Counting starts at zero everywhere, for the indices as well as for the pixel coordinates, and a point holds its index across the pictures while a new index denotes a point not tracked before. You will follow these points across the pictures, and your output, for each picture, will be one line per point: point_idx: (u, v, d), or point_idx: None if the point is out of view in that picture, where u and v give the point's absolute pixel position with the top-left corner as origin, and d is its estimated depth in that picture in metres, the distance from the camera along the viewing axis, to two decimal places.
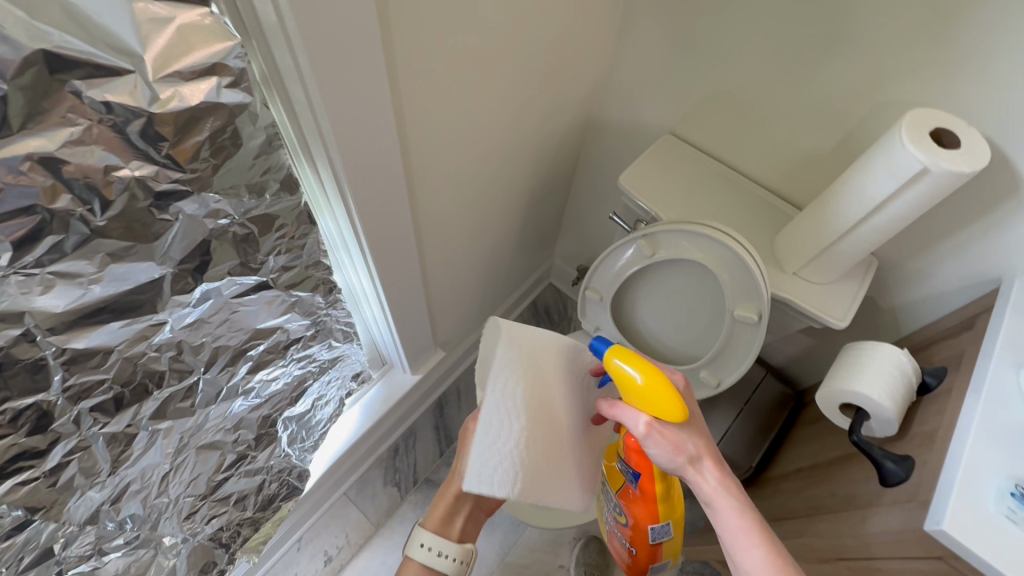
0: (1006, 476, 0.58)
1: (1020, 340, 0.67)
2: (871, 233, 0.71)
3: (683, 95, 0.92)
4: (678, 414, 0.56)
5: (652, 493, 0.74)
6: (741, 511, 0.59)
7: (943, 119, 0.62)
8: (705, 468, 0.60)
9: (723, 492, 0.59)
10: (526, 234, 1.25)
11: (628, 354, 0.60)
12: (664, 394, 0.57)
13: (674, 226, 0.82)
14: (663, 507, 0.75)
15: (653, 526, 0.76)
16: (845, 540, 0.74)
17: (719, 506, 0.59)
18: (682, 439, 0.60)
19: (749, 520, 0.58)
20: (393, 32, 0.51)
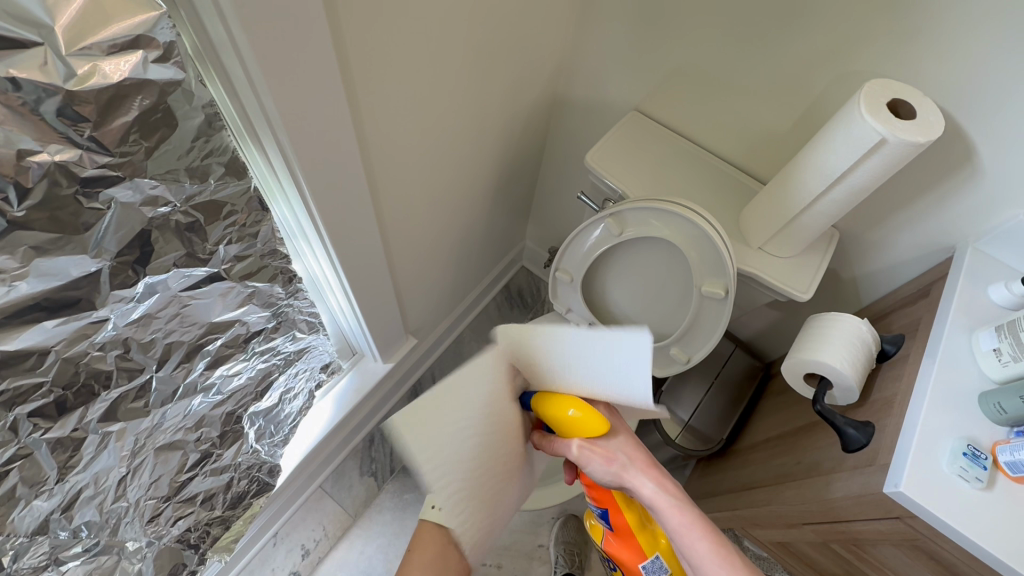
0: (958, 437, 0.60)
1: (971, 306, 0.70)
2: (832, 206, 0.72)
3: (648, 72, 0.91)
4: (603, 427, 0.58)
5: (625, 526, 0.75)
6: (681, 507, 0.61)
7: (898, 91, 0.63)
8: (639, 473, 0.62)
9: (660, 490, 0.61)
10: (495, 217, 1.23)
11: (552, 394, 0.60)
12: (590, 422, 0.58)
13: (640, 204, 0.81)
14: (644, 541, 0.76)
15: (644, 563, 0.77)
16: (811, 505, 0.77)
17: (659, 508, 0.61)
18: (612, 450, 0.61)
19: (688, 515, 0.61)
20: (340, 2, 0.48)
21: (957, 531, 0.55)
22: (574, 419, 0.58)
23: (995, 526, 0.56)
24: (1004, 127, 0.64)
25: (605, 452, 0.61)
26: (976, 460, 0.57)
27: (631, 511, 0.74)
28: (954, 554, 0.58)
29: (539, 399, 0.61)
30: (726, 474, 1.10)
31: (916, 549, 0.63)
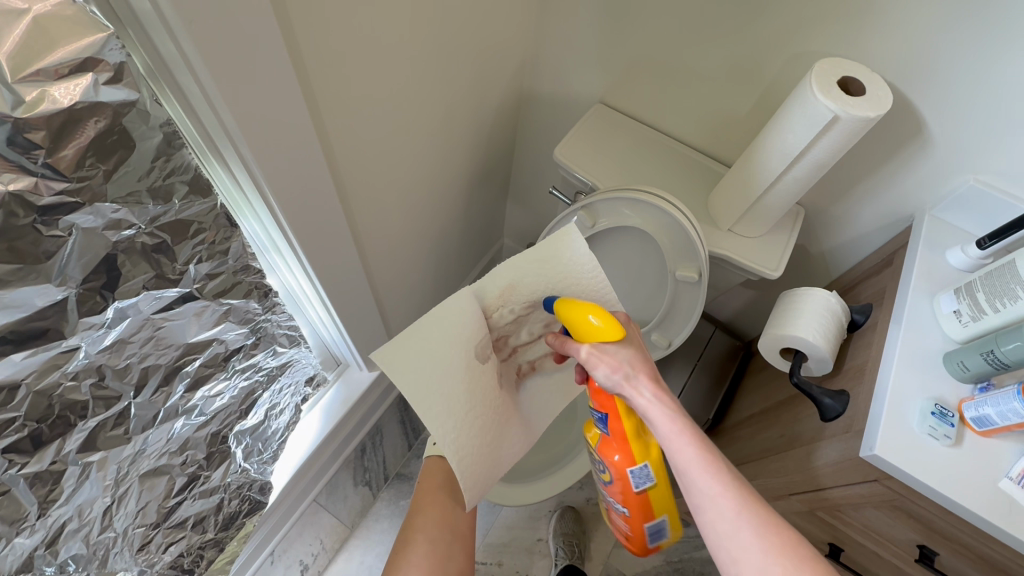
0: (927, 398, 0.62)
1: (931, 271, 0.73)
2: (793, 184, 0.74)
3: (609, 65, 0.93)
4: (617, 333, 0.56)
5: (622, 432, 0.65)
6: (674, 418, 0.55)
7: (846, 69, 0.65)
8: (640, 383, 0.57)
9: (658, 404, 0.56)
10: (471, 218, 1.24)
11: (574, 302, 0.59)
12: (605, 325, 0.56)
13: (610, 195, 0.83)
14: (637, 446, 0.65)
15: (631, 470, 0.66)
16: (795, 475, 0.79)
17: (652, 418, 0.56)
18: (617, 358, 0.57)
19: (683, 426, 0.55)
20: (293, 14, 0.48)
21: (931, 487, 0.58)
22: (591, 323, 0.57)
23: (967, 479, 0.58)
24: (948, 97, 0.67)
25: (611, 360, 0.57)
26: (943, 418, 0.60)
27: (630, 416, 0.65)
28: (930, 510, 0.61)
29: (558, 306, 0.61)
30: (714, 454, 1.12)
31: (896, 509, 0.65)
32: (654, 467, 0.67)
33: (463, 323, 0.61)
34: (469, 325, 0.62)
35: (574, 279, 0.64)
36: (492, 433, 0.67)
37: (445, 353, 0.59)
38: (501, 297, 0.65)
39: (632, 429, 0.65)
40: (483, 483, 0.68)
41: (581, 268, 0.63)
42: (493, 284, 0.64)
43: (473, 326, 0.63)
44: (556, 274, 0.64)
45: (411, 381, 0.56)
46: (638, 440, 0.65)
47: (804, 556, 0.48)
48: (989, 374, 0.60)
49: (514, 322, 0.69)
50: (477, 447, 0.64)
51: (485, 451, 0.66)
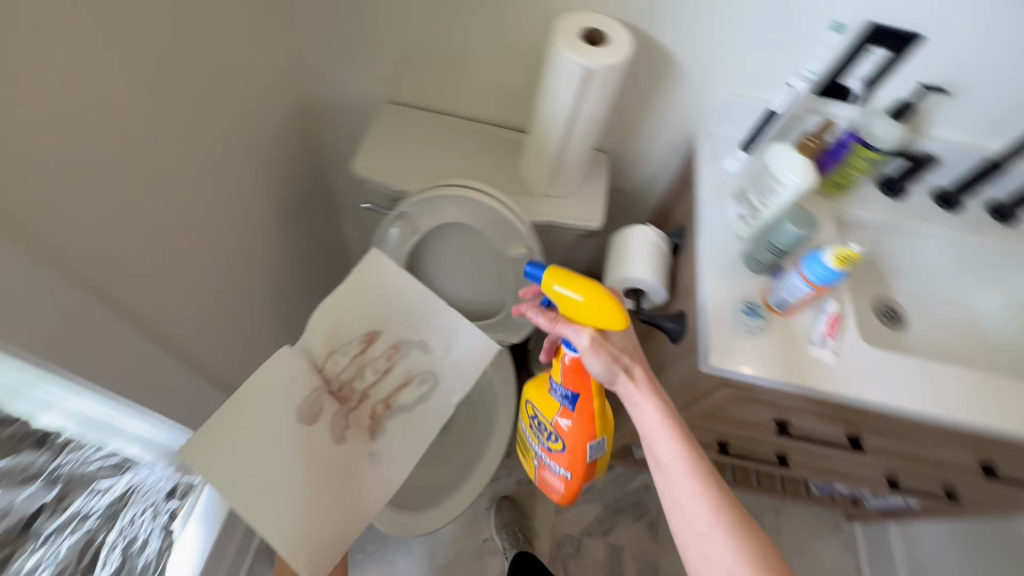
0: (739, 299, 0.69)
1: (716, 183, 0.80)
2: (580, 139, 0.76)
3: (380, 62, 0.88)
4: (621, 322, 0.54)
5: (592, 411, 0.63)
6: (665, 414, 0.55)
7: (589, 22, 0.67)
8: (636, 375, 0.57)
9: (650, 399, 0.56)
10: (302, 254, 1.14)
11: (568, 274, 0.57)
12: (610, 312, 0.54)
13: (419, 197, 0.79)
14: (603, 423, 0.64)
15: (591, 443, 0.64)
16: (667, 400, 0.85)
17: (644, 416, 0.56)
18: (615, 347, 0.56)
19: (671, 425, 0.55)
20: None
21: (761, 376, 0.65)
22: (583, 303, 0.55)
23: (786, 358, 0.66)
24: (686, 26, 0.72)
25: (603, 342, 0.56)
26: (752, 313, 0.68)
27: (602, 397, 0.64)
28: (771, 393, 0.68)
29: (549, 277, 0.58)
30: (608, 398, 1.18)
31: (749, 400, 0.72)
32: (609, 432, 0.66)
33: (288, 377, 0.63)
34: (297, 374, 0.64)
35: (399, 299, 0.71)
36: (323, 490, 0.61)
37: (244, 414, 0.59)
38: (331, 340, 0.68)
39: (596, 398, 0.63)
40: (324, 552, 0.60)
41: (404, 288, 0.71)
42: (316, 334, 0.67)
43: (297, 381, 0.63)
44: (377, 301, 0.70)
45: (218, 443, 0.57)
46: (602, 410, 0.64)
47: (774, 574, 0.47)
48: (776, 262, 0.68)
49: (352, 367, 0.69)
50: (297, 504, 0.59)
51: (311, 508, 0.60)
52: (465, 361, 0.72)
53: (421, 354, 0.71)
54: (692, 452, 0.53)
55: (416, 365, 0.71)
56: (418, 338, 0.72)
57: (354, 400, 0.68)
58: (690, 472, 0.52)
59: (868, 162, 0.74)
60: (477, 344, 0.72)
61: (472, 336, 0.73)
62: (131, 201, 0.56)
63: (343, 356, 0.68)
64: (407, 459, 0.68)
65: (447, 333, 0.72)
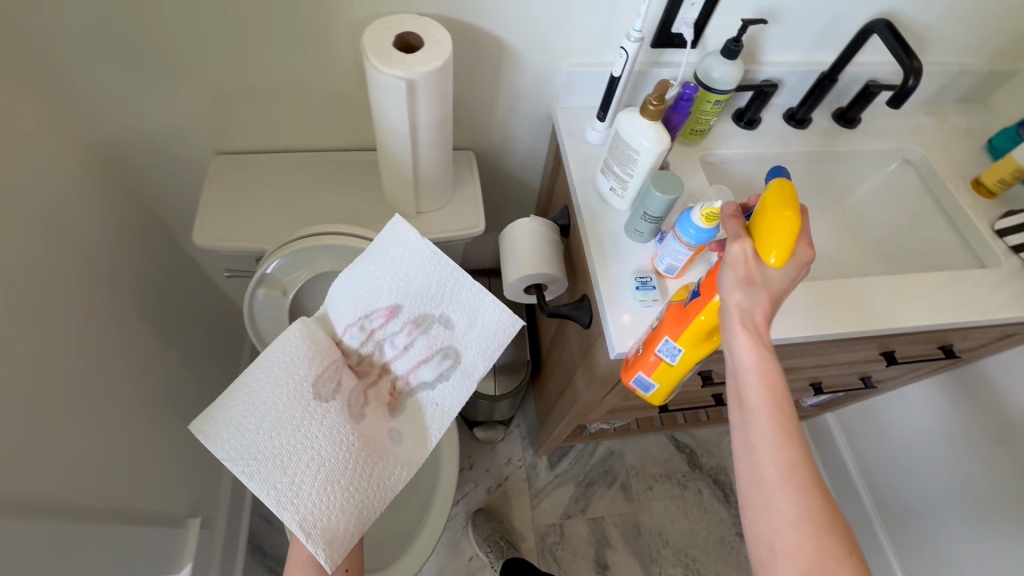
0: (631, 275, 0.67)
1: (583, 159, 0.77)
2: (431, 150, 0.70)
3: (190, 115, 0.77)
4: (779, 250, 0.46)
5: (684, 317, 0.55)
6: (770, 364, 0.47)
7: (397, 26, 0.61)
8: (748, 317, 0.48)
9: (755, 345, 0.48)
10: (181, 339, 1.02)
11: (784, 194, 0.48)
12: (780, 229, 0.46)
13: (277, 255, 0.71)
14: (687, 334, 0.54)
15: (664, 339, 0.56)
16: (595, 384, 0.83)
17: (741, 360, 0.48)
18: (759, 280, 0.48)
19: (771, 381, 0.47)
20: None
21: None
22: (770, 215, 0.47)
23: None
24: (507, 9, 0.67)
25: (750, 264, 0.48)
26: (646, 287, 0.66)
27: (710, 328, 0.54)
28: None
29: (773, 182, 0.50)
30: (548, 387, 1.16)
31: None
32: (696, 354, 0.56)
33: (311, 351, 0.62)
34: (309, 359, 0.62)
35: (407, 270, 0.62)
36: (347, 461, 0.60)
37: (268, 394, 0.60)
38: (351, 315, 0.64)
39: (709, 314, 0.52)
40: (347, 527, 0.59)
41: (414, 252, 0.62)
42: (339, 311, 0.65)
43: (314, 354, 0.62)
44: (395, 272, 0.62)
45: (241, 420, 0.59)
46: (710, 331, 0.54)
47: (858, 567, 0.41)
48: (657, 227, 0.67)
49: (371, 343, 0.65)
50: (313, 479, 0.58)
51: (329, 482, 0.59)
52: (482, 327, 0.63)
53: (444, 329, 0.63)
54: (785, 407, 0.46)
55: (439, 342, 0.64)
56: (440, 312, 0.63)
57: (372, 376, 0.65)
58: (773, 429, 0.46)
59: (716, 105, 0.72)
60: (497, 318, 0.63)
61: (495, 309, 0.63)
62: None
63: (354, 337, 0.65)
64: (430, 435, 0.64)
65: (468, 297, 0.63)
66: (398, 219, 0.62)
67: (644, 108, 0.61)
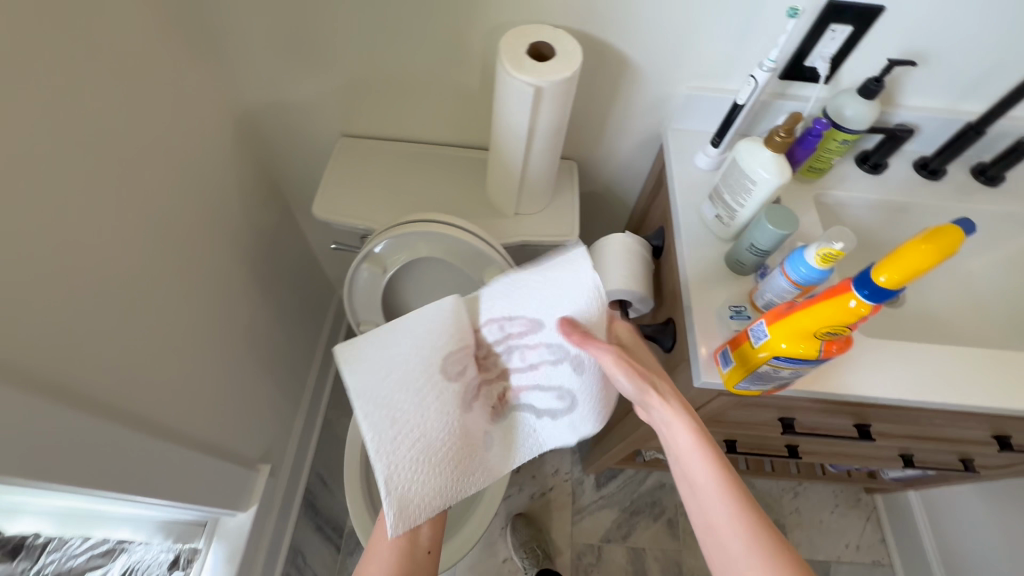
0: (725, 303, 0.65)
1: (690, 182, 0.77)
2: (541, 156, 0.73)
3: (328, 99, 0.85)
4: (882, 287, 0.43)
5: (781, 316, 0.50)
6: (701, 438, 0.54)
7: (532, 36, 0.64)
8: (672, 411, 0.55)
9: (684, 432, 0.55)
10: (280, 299, 1.12)
11: (926, 240, 0.41)
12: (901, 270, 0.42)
13: (385, 235, 0.76)
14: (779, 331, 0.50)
15: (754, 327, 0.52)
16: None
17: (682, 446, 0.55)
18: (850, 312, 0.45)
19: (710, 456, 0.53)
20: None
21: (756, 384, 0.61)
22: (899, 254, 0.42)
23: None
24: (639, 26, 0.68)
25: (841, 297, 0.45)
26: (741, 317, 0.64)
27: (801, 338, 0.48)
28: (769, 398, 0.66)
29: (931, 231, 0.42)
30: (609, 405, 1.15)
31: (745, 405, 0.69)
32: (791, 353, 0.49)
33: (456, 331, 0.63)
34: (448, 342, 0.62)
35: (565, 298, 0.62)
36: (449, 448, 0.62)
37: (400, 354, 0.61)
38: (498, 312, 0.64)
39: (821, 306, 0.47)
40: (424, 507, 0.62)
41: (581, 284, 0.61)
42: (488, 305, 0.64)
43: (455, 335, 0.63)
44: (558, 297, 0.61)
45: (368, 358, 0.61)
46: (817, 328, 0.48)
47: (774, 543, 0.49)
48: (761, 262, 0.65)
49: (503, 345, 0.65)
50: (412, 449, 0.60)
51: (427, 459, 0.61)
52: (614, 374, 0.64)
53: (577, 365, 0.64)
54: (722, 468, 0.53)
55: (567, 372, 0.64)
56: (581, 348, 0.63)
57: (492, 375, 0.67)
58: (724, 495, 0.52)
59: (843, 144, 0.69)
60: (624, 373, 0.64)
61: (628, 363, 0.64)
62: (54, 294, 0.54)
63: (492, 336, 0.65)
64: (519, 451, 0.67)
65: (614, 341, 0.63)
66: (580, 249, 0.61)
67: (770, 138, 0.61)
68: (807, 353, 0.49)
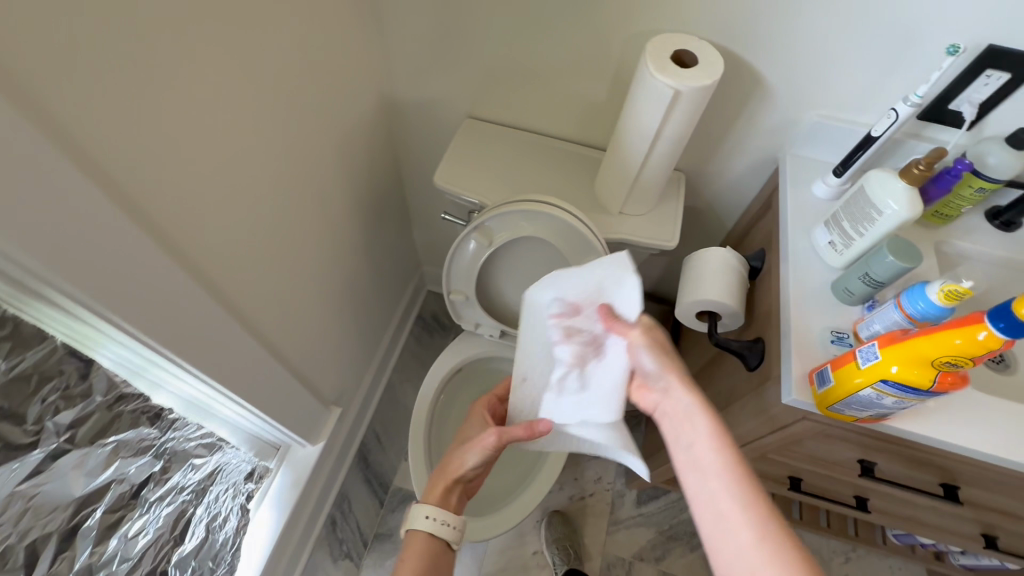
0: (826, 327, 0.66)
1: (803, 207, 0.77)
2: (661, 159, 0.76)
3: (465, 81, 0.92)
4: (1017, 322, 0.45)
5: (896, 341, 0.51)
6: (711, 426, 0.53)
7: (676, 43, 0.68)
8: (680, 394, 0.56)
9: (697, 414, 0.54)
10: (376, 258, 1.20)
11: None
12: None
13: (498, 210, 0.81)
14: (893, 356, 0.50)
15: (864, 349, 0.53)
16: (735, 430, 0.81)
17: (692, 433, 0.54)
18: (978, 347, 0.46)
19: (721, 444, 0.52)
20: (66, 115, 0.41)
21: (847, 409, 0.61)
22: None
23: None
24: (782, 48, 0.70)
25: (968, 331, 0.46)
26: (842, 343, 0.64)
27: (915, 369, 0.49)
28: (858, 431, 0.64)
29: None
30: None
31: (828, 435, 0.68)
32: (902, 378, 0.50)
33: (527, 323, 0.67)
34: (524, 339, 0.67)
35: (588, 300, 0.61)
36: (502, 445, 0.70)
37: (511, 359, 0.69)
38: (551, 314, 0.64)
39: (942, 335, 0.48)
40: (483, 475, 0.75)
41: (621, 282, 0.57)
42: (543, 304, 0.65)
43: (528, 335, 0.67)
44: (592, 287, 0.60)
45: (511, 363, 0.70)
46: (935, 357, 0.48)
47: (796, 553, 0.45)
48: (871, 293, 0.64)
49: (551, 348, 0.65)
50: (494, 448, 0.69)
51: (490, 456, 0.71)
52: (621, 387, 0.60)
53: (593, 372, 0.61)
54: (733, 454, 0.51)
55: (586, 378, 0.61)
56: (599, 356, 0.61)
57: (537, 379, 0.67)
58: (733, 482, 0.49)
59: (978, 192, 0.68)
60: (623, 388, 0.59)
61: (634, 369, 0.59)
62: (226, 205, 0.62)
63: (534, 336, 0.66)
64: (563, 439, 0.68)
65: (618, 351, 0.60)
66: (624, 256, 0.57)
67: (907, 170, 0.64)
68: (920, 381, 0.49)
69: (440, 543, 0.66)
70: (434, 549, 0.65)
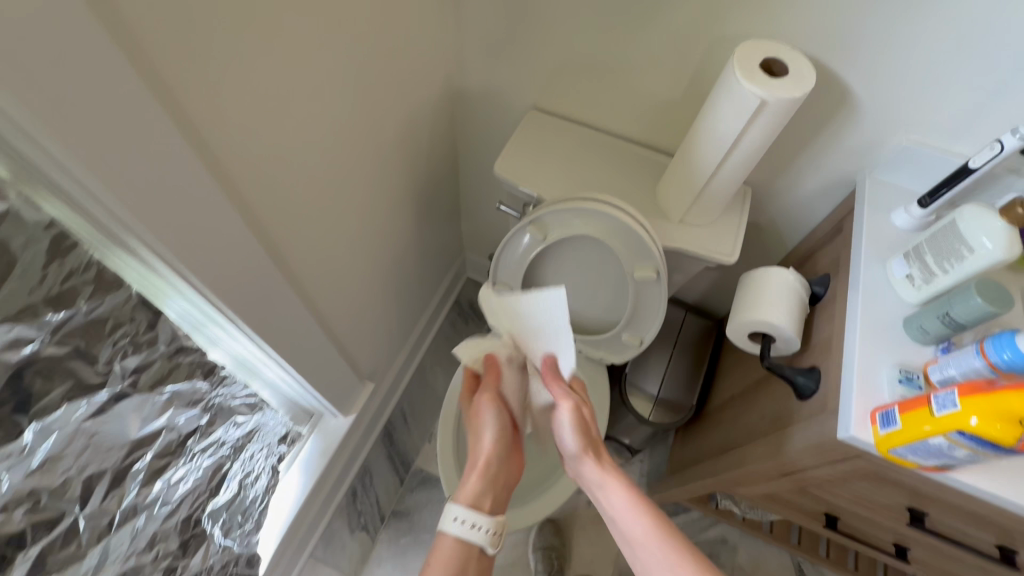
0: (894, 365, 0.62)
1: (880, 235, 0.73)
2: (734, 169, 0.73)
3: (536, 71, 0.91)
4: None
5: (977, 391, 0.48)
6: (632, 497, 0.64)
7: (767, 49, 0.65)
8: (593, 473, 0.67)
9: (610, 485, 0.65)
10: (424, 240, 1.21)
11: None
12: None
13: (557, 206, 0.80)
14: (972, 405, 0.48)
15: (939, 394, 0.51)
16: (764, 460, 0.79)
17: (623, 515, 0.63)
18: None
19: (642, 510, 0.62)
20: (166, 69, 0.42)
21: None
22: None
23: None
24: (879, 65, 0.66)
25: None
26: (911, 383, 0.59)
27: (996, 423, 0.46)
28: (915, 478, 0.61)
29: None
30: (700, 439, 1.11)
31: (878, 477, 0.65)
32: (980, 432, 0.47)
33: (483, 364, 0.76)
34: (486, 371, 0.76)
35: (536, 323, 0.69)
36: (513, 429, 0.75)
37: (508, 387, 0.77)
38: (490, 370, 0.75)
39: None
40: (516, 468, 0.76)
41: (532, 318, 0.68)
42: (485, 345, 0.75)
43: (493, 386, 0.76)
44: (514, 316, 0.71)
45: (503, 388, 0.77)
46: None
47: None
48: (948, 335, 0.60)
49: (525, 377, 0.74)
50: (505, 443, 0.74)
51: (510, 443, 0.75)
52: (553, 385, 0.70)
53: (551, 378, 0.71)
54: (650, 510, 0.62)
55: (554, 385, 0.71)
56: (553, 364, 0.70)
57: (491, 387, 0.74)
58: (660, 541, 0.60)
59: None
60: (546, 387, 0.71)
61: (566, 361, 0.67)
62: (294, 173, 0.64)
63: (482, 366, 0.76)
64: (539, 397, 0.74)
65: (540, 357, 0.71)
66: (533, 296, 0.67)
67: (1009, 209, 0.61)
68: (1001, 437, 0.46)
69: (474, 546, 0.66)
70: (467, 552, 0.65)
